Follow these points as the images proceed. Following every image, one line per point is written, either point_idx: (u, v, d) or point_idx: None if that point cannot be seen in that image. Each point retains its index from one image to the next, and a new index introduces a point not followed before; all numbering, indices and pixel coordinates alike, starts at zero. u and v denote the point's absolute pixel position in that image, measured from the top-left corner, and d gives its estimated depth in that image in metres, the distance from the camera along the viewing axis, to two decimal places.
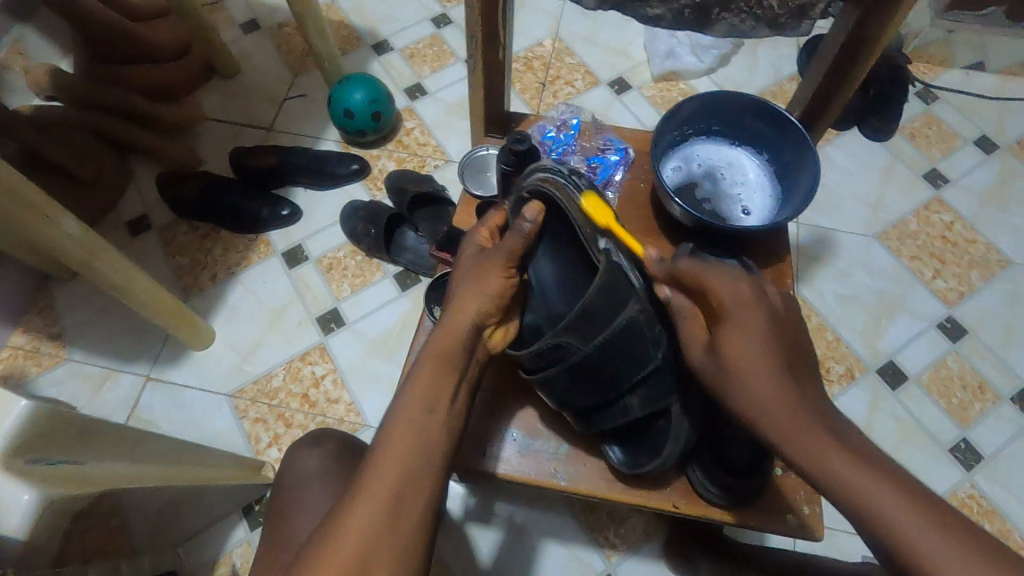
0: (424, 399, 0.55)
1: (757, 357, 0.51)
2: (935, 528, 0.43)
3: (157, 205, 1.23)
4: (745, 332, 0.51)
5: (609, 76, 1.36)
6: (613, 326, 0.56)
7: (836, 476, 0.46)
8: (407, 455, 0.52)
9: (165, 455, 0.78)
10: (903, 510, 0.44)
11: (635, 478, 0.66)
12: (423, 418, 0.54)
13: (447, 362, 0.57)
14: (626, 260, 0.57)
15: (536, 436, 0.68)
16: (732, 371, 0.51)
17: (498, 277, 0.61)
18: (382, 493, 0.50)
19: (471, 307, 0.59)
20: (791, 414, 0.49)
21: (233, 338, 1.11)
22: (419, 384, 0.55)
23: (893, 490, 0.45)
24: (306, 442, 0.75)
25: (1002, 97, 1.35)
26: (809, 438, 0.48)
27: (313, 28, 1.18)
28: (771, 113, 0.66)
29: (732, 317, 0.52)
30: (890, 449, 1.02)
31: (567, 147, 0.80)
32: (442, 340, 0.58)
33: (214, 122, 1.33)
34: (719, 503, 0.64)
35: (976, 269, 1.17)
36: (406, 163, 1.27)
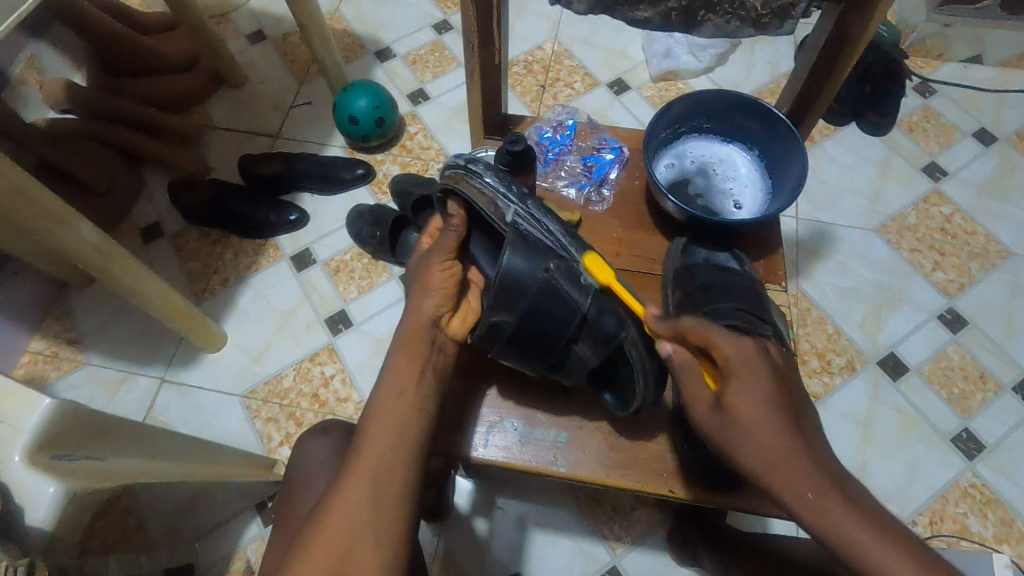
0: (394, 387, 0.59)
1: (762, 406, 0.51)
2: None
3: (168, 213, 1.27)
4: (749, 383, 0.52)
5: (608, 77, 1.38)
6: (530, 291, 0.58)
7: (840, 537, 0.46)
8: (390, 437, 0.56)
9: (181, 452, 0.81)
10: (892, 559, 0.44)
11: (633, 465, 0.68)
12: (399, 404, 0.58)
13: (413, 351, 0.61)
14: (538, 222, 0.63)
15: (535, 425, 0.70)
16: (736, 423, 0.51)
17: (437, 272, 0.65)
18: (362, 473, 0.53)
19: (424, 299, 0.64)
20: (794, 473, 0.49)
21: (244, 339, 1.15)
22: (394, 373, 0.60)
23: (909, 563, 0.44)
24: (312, 432, 0.77)
25: (1000, 89, 1.35)
26: (811, 495, 0.48)
27: (316, 38, 1.21)
28: (759, 110, 0.68)
29: (734, 370, 0.53)
30: (892, 440, 1.04)
31: (563, 147, 0.83)
32: (407, 333, 0.63)
33: (223, 131, 1.37)
34: (718, 487, 0.65)
35: (976, 260, 1.18)
36: (410, 166, 1.30)
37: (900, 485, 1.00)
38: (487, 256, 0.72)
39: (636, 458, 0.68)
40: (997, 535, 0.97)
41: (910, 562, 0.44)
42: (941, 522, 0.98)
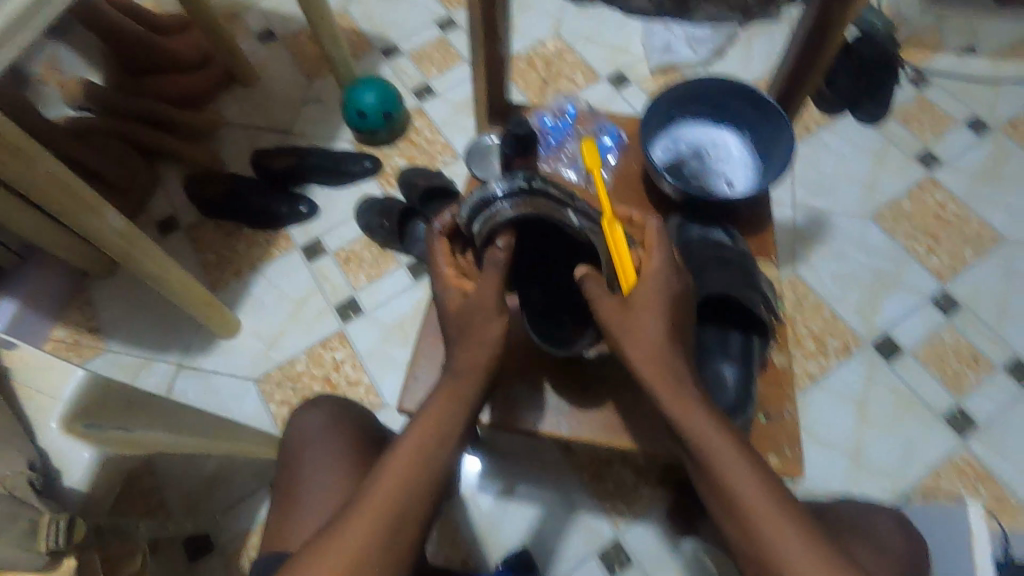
0: (432, 426, 0.56)
1: (656, 309, 0.56)
2: (762, 486, 0.50)
3: (184, 206, 1.31)
4: (655, 291, 0.56)
5: (608, 71, 1.42)
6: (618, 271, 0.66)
7: (694, 430, 0.53)
8: (408, 482, 0.52)
9: (203, 428, 0.84)
10: (725, 449, 0.52)
11: (631, 428, 0.71)
12: (430, 444, 0.55)
13: (459, 392, 0.58)
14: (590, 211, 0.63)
15: (539, 391, 0.74)
16: (630, 319, 0.56)
17: (496, 322, 0.58)
18: (377, 513, 0.50)
19: (479, 355, 0.58)
20: (668, 372, 0.54)
21: (258, 326, 1.19)
22: (428, 418, 0.56)
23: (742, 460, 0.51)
24: (304, 407, 0.78)
25: (994, 79, 1.38)
26: (677, 392, 0.54)
27: (325, 35, 1.25)
28: (750, 94, 0.71)
29: (649, 279, 0.57)
30: (886, 419, 1.07)
31: (565, 133, 0.87)
32: (461, 373, 0.58)
33: (235, 127, 1.41)
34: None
35: (970, 245, 1.21)
36: (416, 160, 1.34)
37: (895, 462, 1.03)
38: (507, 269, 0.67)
39: (635, 422, 0.72)
40: (989, 510, 1.00)
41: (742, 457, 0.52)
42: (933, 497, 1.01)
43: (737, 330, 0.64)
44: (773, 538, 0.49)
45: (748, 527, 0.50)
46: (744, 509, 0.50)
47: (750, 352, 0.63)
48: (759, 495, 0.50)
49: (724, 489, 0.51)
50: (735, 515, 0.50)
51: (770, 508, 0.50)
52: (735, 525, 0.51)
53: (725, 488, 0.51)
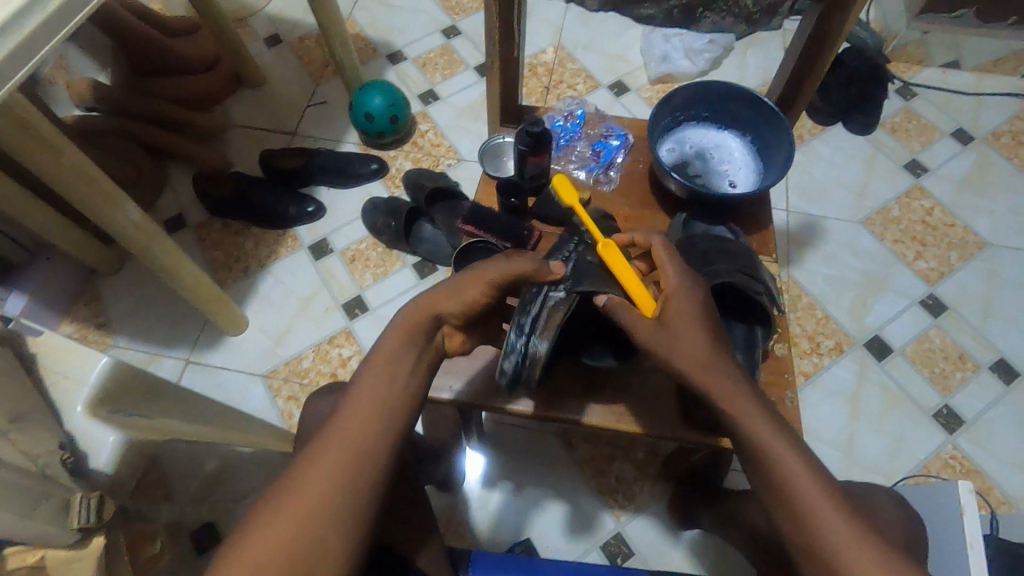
0: (389, 368, 0.54)
1: (695, 315, 0.55)
2: (815, 483, 0.50)
3: (191, 205, 1.33)
4: (689, 304, 0.56)
5: (608, 80, 1.46)
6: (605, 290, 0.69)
7: (750, 428, 0.52)
8: (367, 414, 0.52)
9: (215, 418, 0.86)
10: (774, 434, 0.51)
11: (643, 413, 0.73)
12: (385, 385, 0.54)
13: (412, 337, 0.56)
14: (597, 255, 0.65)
15: (553, 378, 0.75)
16: (671, 332, 0.55)
17: (477, 290, 0.57)
18: (341, 455, 0.50)
19: (446, 305, 0.58)
20: (716, 370, 0.53)
21: (265, 323, 1.20)
22: (382, 357, 0.55)
23: (799, 459, 0.50)
24: (318, 392, 0.76)
25: (976, 93, 1.44)
26: (725, 389, 0.53)
27: (335, 40, 1.28)
28: (751, 99, 0.75)
29: (678, 293, 0.56)
30: (877, 415, 1.10)
31: (574, 134, 0.91)
32: (413, 315, 0.57)
33: (242, 128, 1.43)
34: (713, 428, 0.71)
35: (955, 250, 1.26)
36: (421, 162, 1.37)
37: (887, 457, 1.07)
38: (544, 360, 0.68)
39: (646, 408, 0.73)
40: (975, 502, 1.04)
41: (798, 458, 0.50)
42: None
43: (737, 321, 0.68)
44: (821, 518, 0.49)
45: (799, 510, 0.49)
46: (799, 496, 0.49)
47: (754, 342, 0.67)
48: (811, 480, 0.50)
49: (773, 475, 0.51)
50: (784, 497, 0.50)
51: (816, 489, 0.50)
52: (783, 508, 0.50)
53: (777, 476, 0.50)
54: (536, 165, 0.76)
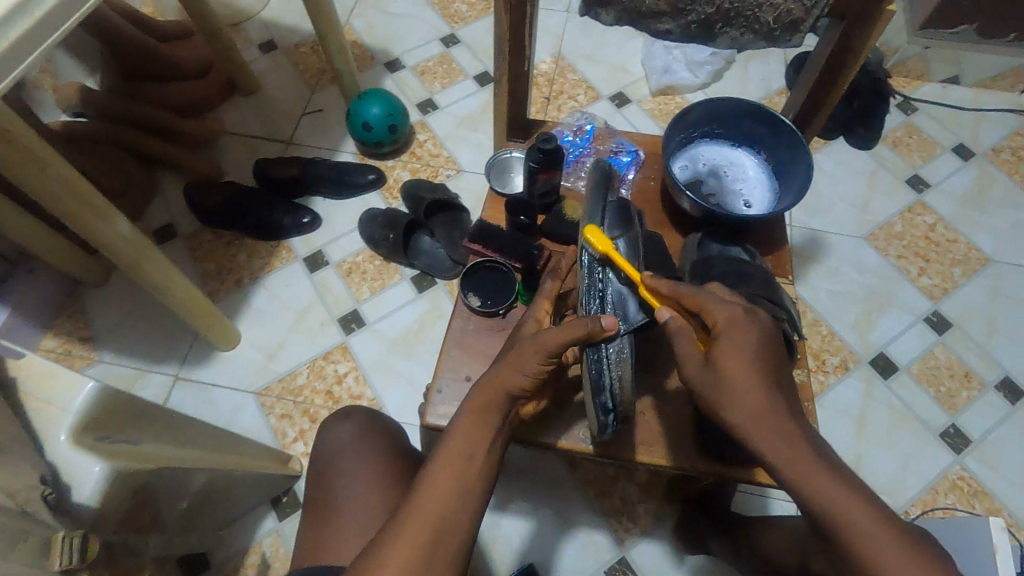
0: (463, 449, 0.55)
1: (749, 367, 0.53)
2: (882, 534, 0.46)
3: (182, 215, 1.29)
4: (739, 343, 0.54)
5: (610, 91, 1.44)
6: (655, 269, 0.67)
7: (801, 475, 0.49)
8: (446, 492, 0.52)
9: (205, 442, 0.82)
10: (845, 497, 0.48)
11: (659, 442, 0.70)
12: (462, 465, 0.54)
13: (486, 415, 0.57)
14: (628, 265, 0.65)
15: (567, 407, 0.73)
16: (723, 376, 0.53)
17: (535, 360, 0.58)
18: (418, 534, 0.49)
19: (514, 379, 0.59)
20: (776, 428, 0.51)
21: (258, 338, 1.16)
22: (461, 431, 0.56)
23: (861, 507, 0.48)
24: (335, 416, 0.78)
25: (975, 108, 1.44)
26: (790, 447, 0.50)
27: (333, 47, 1.25)
28: (768, 116, 0.73)
29: (726, 333, 0.55)
30: (884, 434, 1.09)
31: (582, 150, 0.88)
32: (485, 393, 0.58)
33: (235, 135, 1.40)
34: (734, 462, 0.68)
35: (958, 266, 1.25)
36: (419, 172, 1.34)
37: (895, 478, 1.05)
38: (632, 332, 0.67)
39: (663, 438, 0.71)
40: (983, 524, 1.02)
41: (861, 506, 0.48)
42: (931, 512, 1.03)
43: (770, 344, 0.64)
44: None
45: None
46: (860, 545, 0.47)
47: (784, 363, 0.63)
48: (876, 529, 0.47)
49: (848, 546, 0.47)
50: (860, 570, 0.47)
51: (901, 559, 0.46)
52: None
53: (837, 525, 0.48)
54: (545, 182, 0.72)
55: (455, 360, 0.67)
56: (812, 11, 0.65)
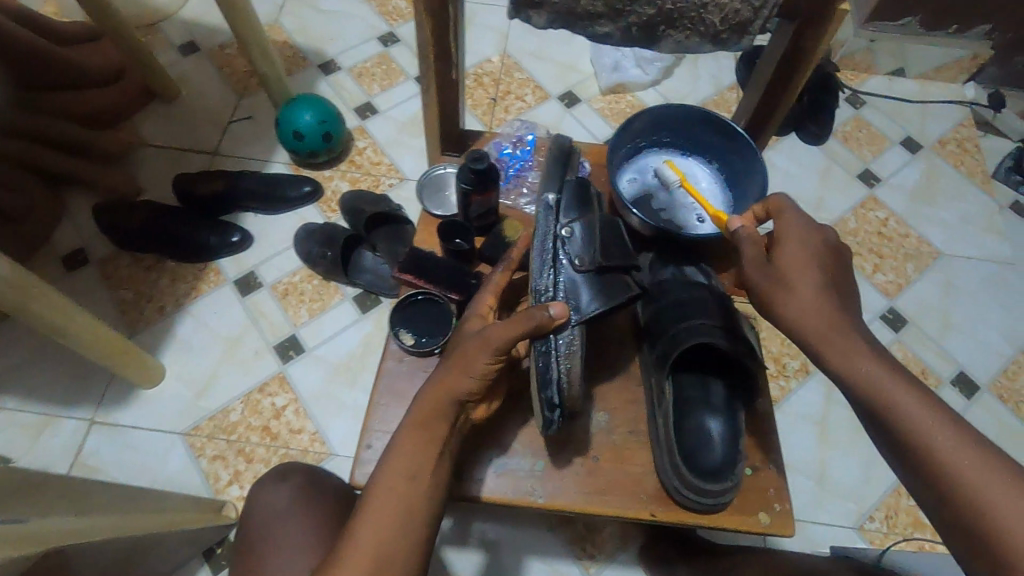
0: (408, 466, 0.52)
1: (811, 272, 0.59)
2: (939, 421, 0.51)
3: (95, 237, 1.17)
4: (799, 257, 0.60)
5: (558, 90, 1.38)
6: (607, 247, 0.63)
7: (856, 363, 0.55)
8: (391, 517, 0.50)
9: (115, 505, 0.72)
10: (908, 397, 0.52)
11: (612, 488, 0.61)
12: (405, 484, 0.52)
13: (431, 428, 0.54)
14: (585, 252, 0.62)
15: (510, 454, 0.62)
16: (782, 277, 0.59)
17: (481, 359, 0.54)
18: (361, 564, 0.48)
19: (460, 383, 0.54)
20: (847, 337, 0.56)
21: (185, 371, 1.06)
22: (402, 450, 0.53)
23: (914, 397, 0.52)
24: (269, 479, 0.69)
25: (922, 100, 1.44)
26: (844, 337, 0.56)
27: (255, 50, 1.14)
28: (719, 123, 0.71)
29: (790, 245, 0.61)
30: (848, 437, 1.06)
31: (524, 163, 0.82)
32: (426, 402, 0.54)
33: (154, 148, 1.28)
34: (690, 506, 0.58)
35: (911, 261, 1.25)
36: (360, 183, 1.26)
37: (857, 482, 1.02)
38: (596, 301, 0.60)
39: (617, 482, 0.61)
40: None
41: (917, 399, 0.52)
42: (896, 515, 1.00)
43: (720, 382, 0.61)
44: (978, 489, 0.47)
45: (951, 485, 0.48)
46: (919, 432, 0.51)
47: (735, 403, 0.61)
48: (933, 422, 0.51)
49: (924, 450, 0.50)
50: (932, 473, 0.49)
51: (968, 455, 0.49)
52: (931, 487, 0.50)
53: (891, 413, 0.52)
54: (482, 205, 0.66)
55: (387, 409, 0.60)
56: (760, 11, 0.61)
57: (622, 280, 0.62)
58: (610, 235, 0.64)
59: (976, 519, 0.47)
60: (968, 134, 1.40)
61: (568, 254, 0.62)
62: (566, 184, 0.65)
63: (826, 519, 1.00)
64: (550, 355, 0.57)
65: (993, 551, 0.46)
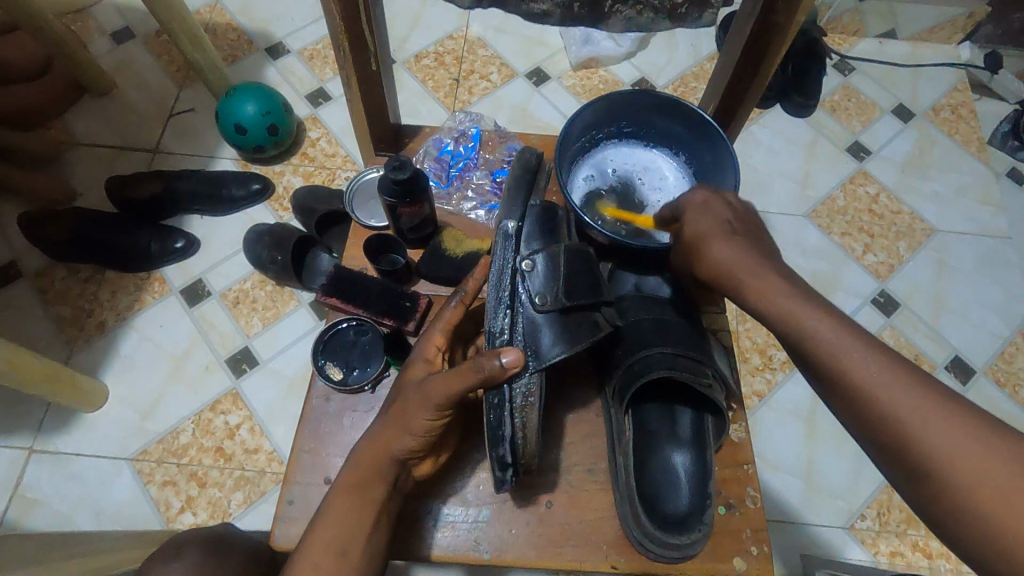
0: (338, 535, 0.48)
1: (722, 236, 0.55)
2: (883, 367, 0.43)
3: (27, 249, 1.08)
4: (705, 221, 0.57)
5: (526, 67, 1.28)
6: (573, 281, 0.55)
7: (788, 315, 0.49)
8: None
9: (36, 555, 0.63)
10: (853, 346, 0.45)
11: (568, 538, 0.56)
12: (334, 561, 0.47)
13: (366, 493, 0.49)
14: (546, 288, 0.55)
15: (455, 503, 0.57)
16: (693, 249, 0.57)
17: (422, 417, 0.48)
18: None
19: (398, 443, 0.49)
20: (765, 281, 0.51)
21: (131, 392, 0.99)
22: (334, 518, 0.48)
23: (859, 346, 0.45)
24: (163, 556, 0.61)
25: (914, 63, 1.35)
26: (769, 293, 0.50)
27: (182, 35, 1.05)
28: (687, 113, 0.67)
29: (690, 215, 0.59)
30: (838, 432, 1.00)
31: (468, 161, 0.83)
32: (361, 465, 0.49)
33: (90, 147, 1.18)
34: (660, 559, 0.54)
35: (903, 239, 1.18)
36: (313, 177, 1.17)
37: (847, 479, 0.97)
38: (559, 346, 0.53)
39: (575, 530, 0.57)
40: None
41: (862, 348, 0.45)
42: (890, 514, 0.95)
43: (687, 409, 0.59)
44: (899, 410, 0.42)
45: (872, 410, 0.43)
46: (859, 384, 0.43)
47: (704, 437, 0.58)
48: (881, 369, 0.43)
49: (840, 378, 0.45)
50: (853, 398, 0.44)
51: (887, 375, 0.43)
52: (854, 413, 0.44)
53: (831, 366, 0.45)
54: (413, 216, 0.65)
55: (312, 457, 0.58)
56: None
57: (588, 321, 0.55)
58: (579, 267, 0.56)
59: (899, 442, 0.41)
60: (963, 98, 1.32)
61: (528, 289, 0.55)
62: (530, 209, 0.60)
63: (815, 520, 0.94)
64: (502, 411, 0.50)
65: (937, 490, 0.40)
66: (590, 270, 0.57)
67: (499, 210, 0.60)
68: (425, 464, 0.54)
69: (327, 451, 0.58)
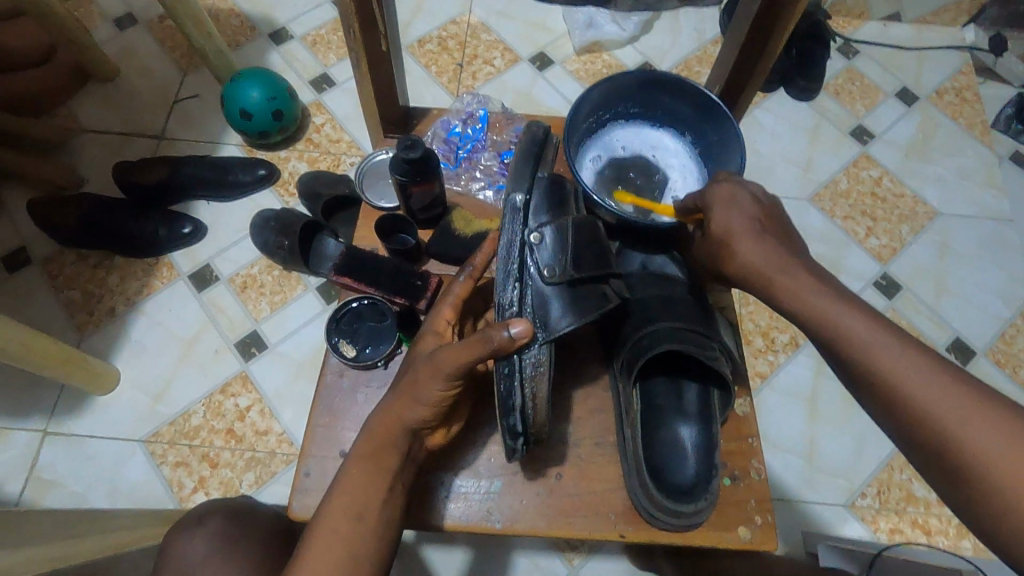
0: (354, 503, 0.49)
1: (747, 227, 0.56)
2: (910, 360, 0.45)
3: (35, 235, 1.09)
4: (731, 213, 0.57)
5: (529, 51, 1.28)
6: (581, 254, 0.57)
7: (818, 308, 0.49)
8: (332, 564, 0.46)
9: (60, 530, 0.65)
10: (880, 338, 0.46)
11: (577, 509, 0.58)
12: (351, 527, 0.48)
13: (381, 462, 0.50)
14: (554, 261, 0.56)
15: (467, 476, 0.59)
16: (717, 241, 0.58)
17: (434, 388, 0.49)
18: None
19: (411, 412, 0.50)
20: (792, 275, 0.52)
21: (142, 376, 1.01)
22: (348, 486, 0.50)
23: (887, 339, 0.46)
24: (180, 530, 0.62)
25: (918, 46, 1.35)
26: (798, 286, 0.51)
27: (187, 21, 1.05)
28: (692, 93, 0.68)
29: (715, 205, 0.59)
30: (839, 412, 1.02)
31: (475, 143, 0.83)
32: (375, 436, 0.51)
33: (95, 134, 1.19)
34: (668, 528, 0.56)
35: (905, 223, 1.18)
36: (318, 163, 1.17)
37: (848, 458, 0.99)
38: (567, 317, 0.54)
39: (585, 502, 0.58)
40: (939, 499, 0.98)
41: (890, 341, 0.46)
42: (890, 492, 0.97)
43: (693, 382, 0.61)
44: (926, 402, 0.43)
45: (898, 400, 0.44)
46: (886, 376, 0.45)
47: (710, 409, 0.59)
48: (908, 361, 0.45)
49: (868, 370, 0.46)
50: (880, 388, 0.45)
51: (917, 370, 0.44)
52: (880, 402, 0.46)
53: (859, 358, 0.46)
54: (424, 195, 0.67)
55: (327, 432, 0.60)
56: None
57: (595, 292, 0.56)
58: (586, 241, 0.57)
59: (926, 432, 0.43)
60: (967, 82, 1.32)
61: (536, 262, 0.56)
62: (537, 182, 0.60)
63: (816, 498, 0.96)
64: (512, 380, 0.51)
65: (961, 479, 0.41)
66: (597, 244, 0.58)
67: (507, 180, 0.60)
68: (436, 435, 0.55)
69: (341, 426, 0.60)
